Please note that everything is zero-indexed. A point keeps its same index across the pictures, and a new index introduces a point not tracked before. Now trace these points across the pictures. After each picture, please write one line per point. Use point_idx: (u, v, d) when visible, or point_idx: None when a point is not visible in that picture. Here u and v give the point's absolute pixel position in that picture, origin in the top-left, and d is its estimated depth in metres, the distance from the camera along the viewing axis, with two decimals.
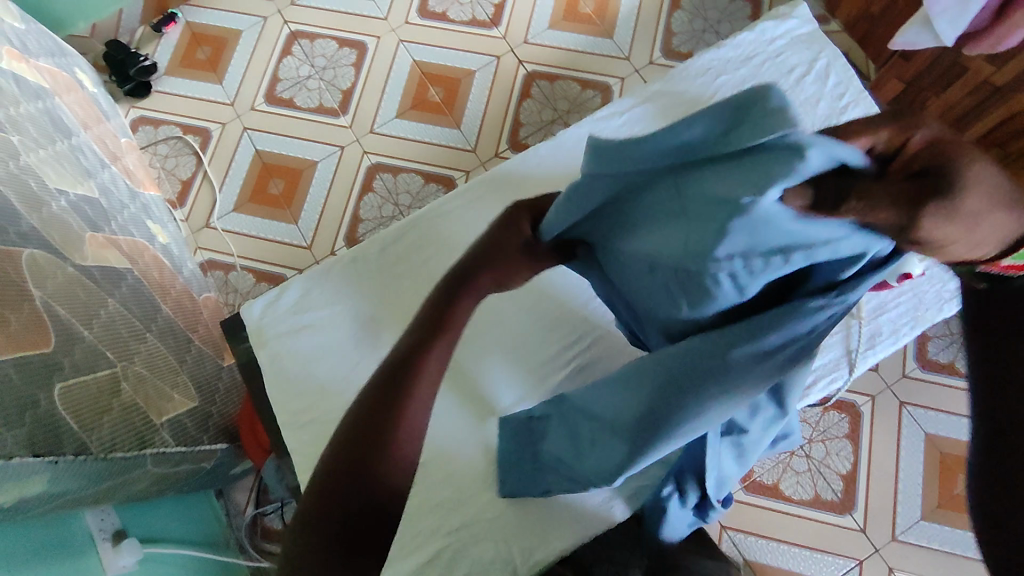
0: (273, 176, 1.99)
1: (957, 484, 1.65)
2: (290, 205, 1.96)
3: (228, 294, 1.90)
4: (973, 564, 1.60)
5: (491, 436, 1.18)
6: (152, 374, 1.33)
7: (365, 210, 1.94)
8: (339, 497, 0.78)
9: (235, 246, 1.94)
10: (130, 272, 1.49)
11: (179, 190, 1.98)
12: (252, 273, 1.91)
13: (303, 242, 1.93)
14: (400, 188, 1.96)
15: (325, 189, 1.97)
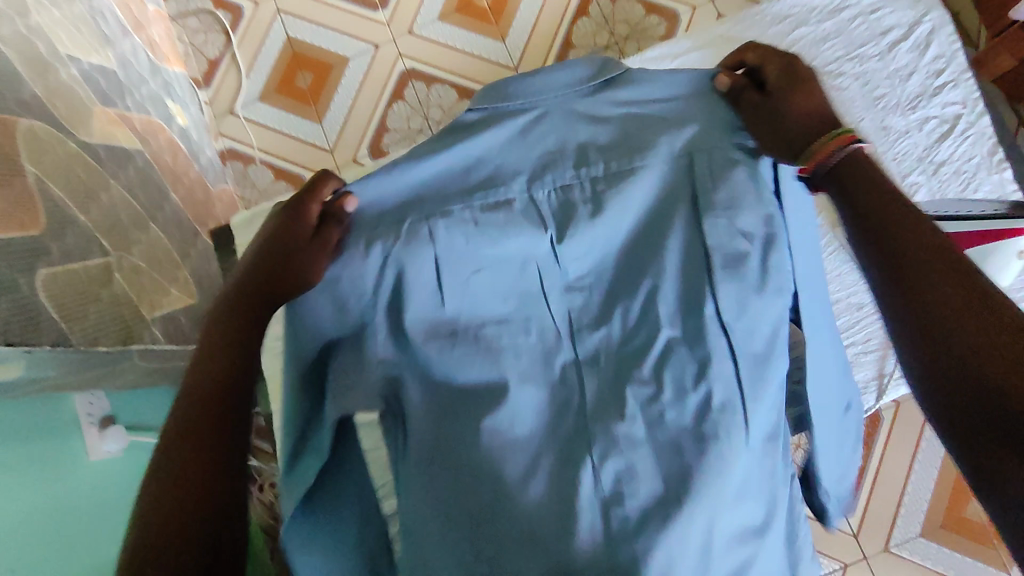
0: (302, 69, 1.87)
1: (966, 508, 1.58)
2: (317, 101, 1.86)
3: (245, 188, 1.83)
4: None
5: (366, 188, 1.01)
6: (150, 267, 1.28)
7: (393, 119, 1.84)
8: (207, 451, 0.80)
9: (256, 138, 1.85)
10: (141, 155, 1.41)
11: (205, 69, 1.87)
12: (271, 169, 1.84)
13: (326, 144, 1.84)
14: (432, 102, 1.84)
15: (354, 90, 1.86)
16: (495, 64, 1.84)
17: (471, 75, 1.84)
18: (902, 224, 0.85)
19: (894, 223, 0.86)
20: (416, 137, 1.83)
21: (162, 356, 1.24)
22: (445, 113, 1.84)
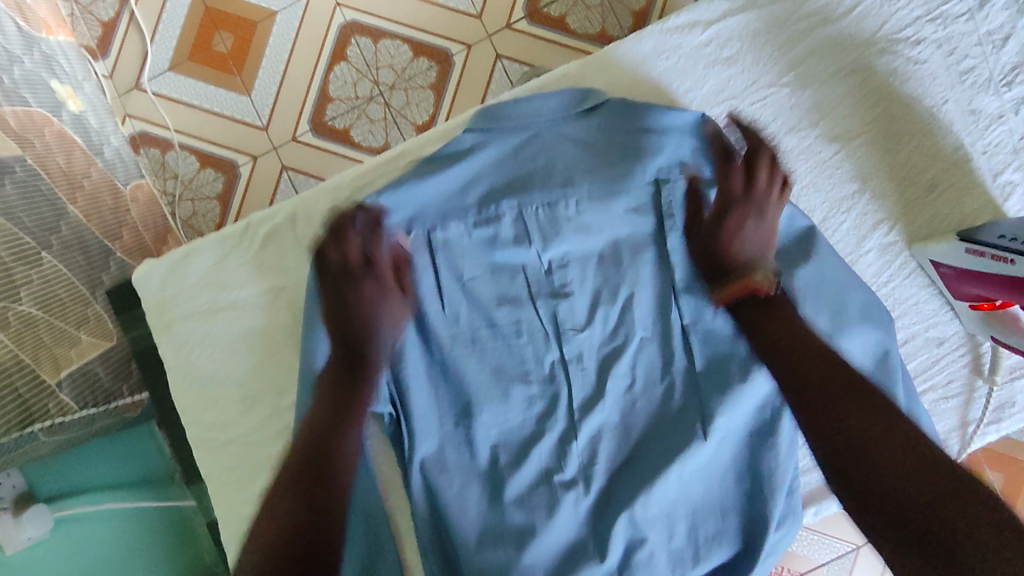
0: (219, 27, 1.48)
1: None
2: (242, 69, 1.49)
3: (166, 180, 1.47)
4: None
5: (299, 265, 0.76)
6: (51, 316, 0.94)
7: (335, 85, 1.49)
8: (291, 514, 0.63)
9: (172, 117, 1.48)
10: (22, 163, 0.94)
11: (100, 34, 1.46)
12: (195, 154, 1.48)
13: (258, 121, 1.48)
14: (381, 60, 1.49)
15: (286, 50, 1.49)
16: (453, 11, 1.49)
17: (426, 26, 1.49)
18: (815, 370, 0.65)
19: (797, 365, 0.66)
20: (363, 108, 1.49)
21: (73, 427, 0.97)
22: (397, 76, 1.50)
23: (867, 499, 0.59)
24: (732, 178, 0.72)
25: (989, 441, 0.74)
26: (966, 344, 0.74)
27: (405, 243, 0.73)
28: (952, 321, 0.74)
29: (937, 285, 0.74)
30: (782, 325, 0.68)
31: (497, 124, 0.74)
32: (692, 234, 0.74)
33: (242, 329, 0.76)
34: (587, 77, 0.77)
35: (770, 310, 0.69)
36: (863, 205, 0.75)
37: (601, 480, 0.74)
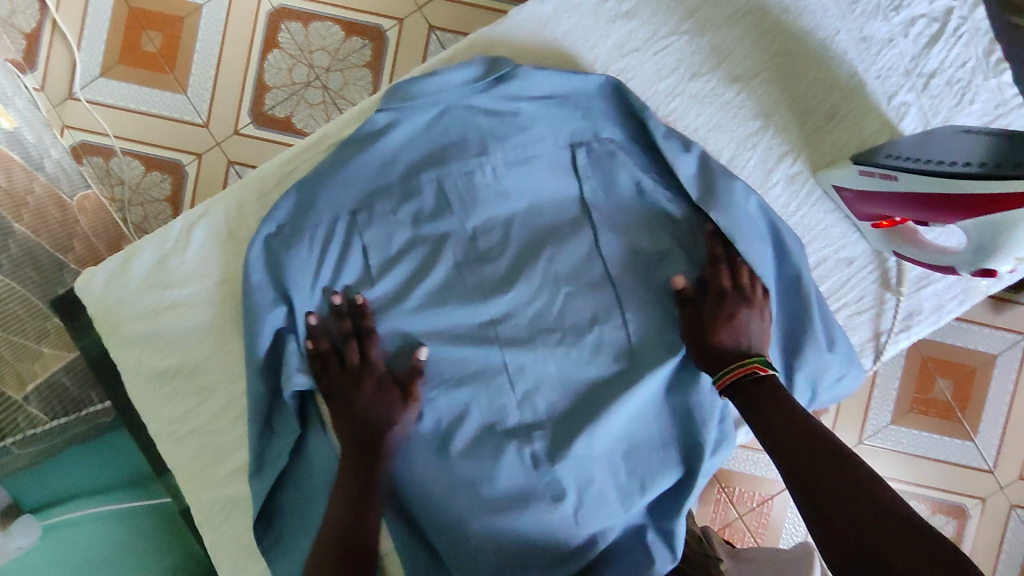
0: (145, 27, 1.46)
1: (934, 388, 1.54)
2: (175, 68, 1.47)
3: (114, 187, 1.46)
4: (937, 468, 1.54)
5: (231, 256, 0.78)
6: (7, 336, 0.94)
7: (270, 74, 1.48)
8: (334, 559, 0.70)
9: (110, 124, 1.46)
10: None
11: (24, 46, 1.43)
12: (138, 159, 1.47)
13: (197, 118, 1.47)
14: (314, 44, 1.49)
15: (216, 44, 1.48)
16: None
17: (354, 5, 1.48)
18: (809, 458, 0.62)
19: (786, 442, 0.64)
20: (302, 94, 1.48)
21: (44, 438, 1.01)
22: (332, 58, 1.49)
23: (835, 533, 0.57)
24: (742, 277, 0.74)
25: (902, 348, 0.79)
26: (873, 261, 0.79)
27: (334, 227, 0.76)
28: (858, 241, 0.79)
29: (842, 210, 0.78)
30: (772, 402, 0.67)
31: (407, 102, 0.75)
32: (695, 311, 0.75)
33: (186, 324, 0.78)
34: (493, 45, 0.78)
35: (767, 394, 0.68)
36: (767, 141, 0.79)
37: (545, 427, 0.79)
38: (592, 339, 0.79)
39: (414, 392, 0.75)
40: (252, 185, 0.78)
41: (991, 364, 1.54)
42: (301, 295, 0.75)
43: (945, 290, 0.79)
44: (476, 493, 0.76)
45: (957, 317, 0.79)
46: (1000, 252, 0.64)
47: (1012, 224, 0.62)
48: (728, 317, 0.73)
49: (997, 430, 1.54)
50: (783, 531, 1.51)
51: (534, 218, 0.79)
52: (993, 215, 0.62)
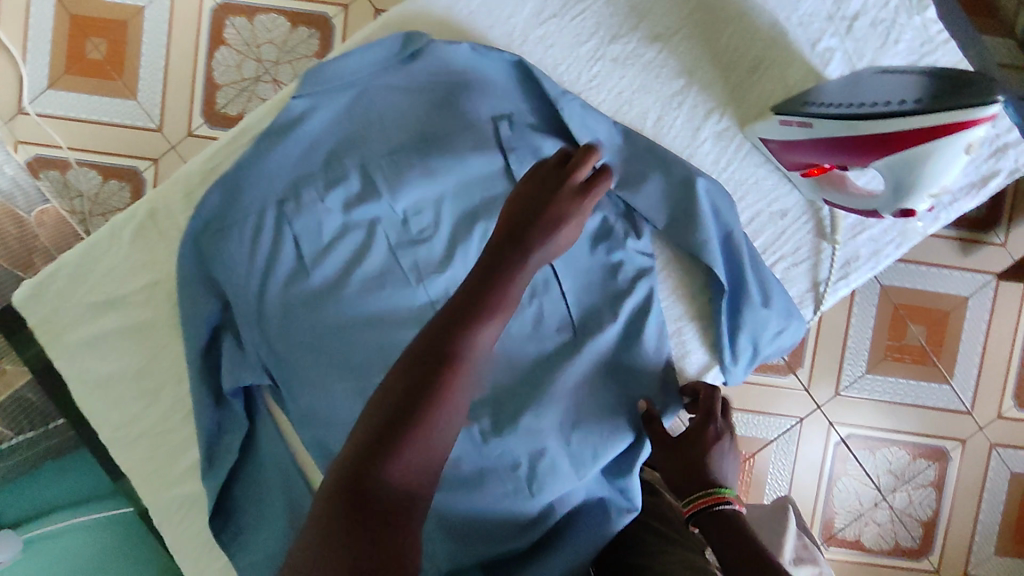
0: (89, 34, 1.41)
1: (908, 334, 1.53)
2: (122, 73, 1.43)
3: (72, 200, 1.41)
4: (915, 413, 1.54)
5: (166, 256, 0.79)
6: None
7: (219, 72, 1.44)
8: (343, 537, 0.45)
9: (61, 135, 1.41)
10: None
11: None
12: (95, 169, 1.42)
13: (151, 123, 1.43)
14: (260, 37, 1.45)
15: (162, 45, 1.43)
16: None
17: None
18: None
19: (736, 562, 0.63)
20: (255, 90, 1.44)
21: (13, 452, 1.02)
22: (281, 51, 1.46)
23: None
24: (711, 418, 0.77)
25: (843, 296, 0.79)
26: (807, 211, 0.79)
27: (261, 220, 0.76)
28: (792, 192, 0.79)
29: (771, 161, 0.78)
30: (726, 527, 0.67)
31: (322, 86, 0.74)
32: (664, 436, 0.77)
33: (127, 328, 0.79)
34: (409, 22, 0.77)
35: (723, 522, 0.68)
36: (693, 98, 0.78)
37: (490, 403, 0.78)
38: (532, 311, 0.79)
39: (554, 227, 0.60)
40: (180, 184, 0.78)
41: (963, 307, 1.52)
42: (234, 293, 0.76)
43: (880, 234, 0.79)
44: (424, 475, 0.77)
45: (895, 261, 0.79)
46: (917, 190, 0.65)
47: (923, 161, 0.63)
48: (707, 442, 0.75)
49: (973, 371, 1.53)
50: (766, 487, 1.52)
51: (467, 194, 0.79)
52: (905, 153, 0.63)
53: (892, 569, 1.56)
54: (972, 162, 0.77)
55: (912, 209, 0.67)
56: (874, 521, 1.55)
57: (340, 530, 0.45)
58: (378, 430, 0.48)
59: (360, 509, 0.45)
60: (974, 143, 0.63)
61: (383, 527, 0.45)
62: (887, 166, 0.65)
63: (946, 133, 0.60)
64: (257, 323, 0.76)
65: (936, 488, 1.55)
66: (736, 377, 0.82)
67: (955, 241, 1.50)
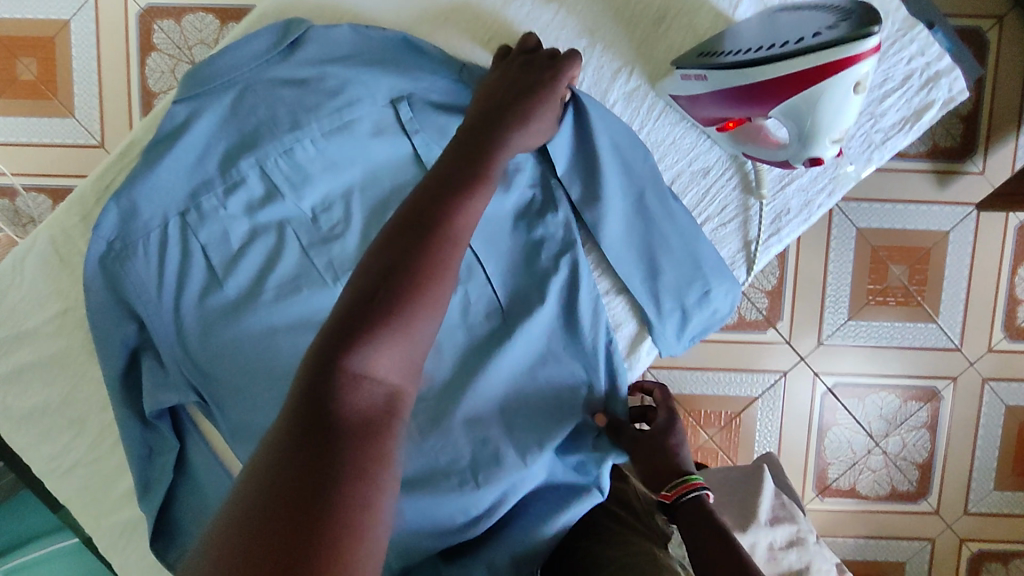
0: (18, 54, 1.28)
1: (889, 275, 1.44)
2: (56, 91, 1.30)
3: (25, 227, 1.33)
4: (907, 356, 1.47)
5: (71, 282, 0.76)
6: None
7: (153, 79, 1.29)
8: (298, 450, 0.39)
9: (3, 162, 1.31)
10: None
11: None
12: (44, 193, 1.33)
13: (93, 140, 1.32)
14: (190, 39, 1.29)
15: (90, 57, 1.29)
16: None
17: None
18: None
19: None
20: None
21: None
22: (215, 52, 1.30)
23: None
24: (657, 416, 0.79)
25: (775, 253, 0.76)
26: (730, 166, 0.75)
27: (166, 233, 0.69)
28: (713, 148, 0.75)
29: (687, 118, 0.74)
30: (700, 523, 0.69)
31: (201, 86, 0.67)
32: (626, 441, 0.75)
33: (45, 359, 0.77)
34: (287, 10, 0.73)
35: (699, 517, 0.70)
36: (597, 58, 0.73)
37: (427, 398, 0.71)
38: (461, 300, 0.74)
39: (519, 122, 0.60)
40: (73, 204, 0.75)
41: (945, 241, 1.43)
42: (146, 312, 0.68)
43: (808, 184, 0.74)
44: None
45: (828, 211, 0.75)
46: (820, 135, 0.61)
47: (817, 104, 0.59)
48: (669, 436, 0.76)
49: (960, 306, 1.45)
50: (754, 444, 1.49)
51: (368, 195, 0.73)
52: (796, 97, 0.60)
53: (890, 514, 1.52)
54: (901, 96, 0.72)
55: (820, 157, 0.63)
56: (868, 468, 1.50)
57: (298, 441, 0.39)
58: (339, 334, 0.43)
59: (320, 417, 0.40)
60: (865, 80, 0.58)
61: (349, 435, 0.40)
62: (783, 116, 0.62)
63: (830, 71, 0.57)
64: (178, 341, 0.69)
65: (930, 429, 1.49)
66: (673, 347, 0.79)
67: (928, 173, 1.39)
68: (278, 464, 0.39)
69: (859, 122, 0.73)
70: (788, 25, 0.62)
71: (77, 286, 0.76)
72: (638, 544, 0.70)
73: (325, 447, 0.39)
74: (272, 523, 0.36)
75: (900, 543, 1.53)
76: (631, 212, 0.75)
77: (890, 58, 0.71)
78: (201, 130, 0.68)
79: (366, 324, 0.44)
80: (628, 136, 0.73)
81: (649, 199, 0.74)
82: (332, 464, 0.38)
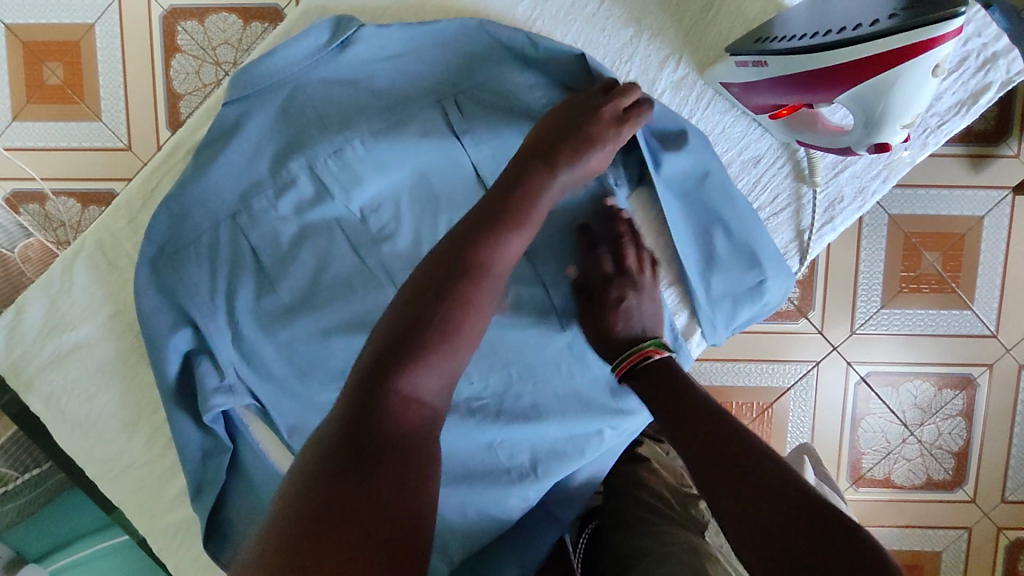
0: (43, 59, 1.28)
1: (922, 262, 1.42)
2: (83, 94, 1.29)
3: (56, 231, 1.33)
4: (941, 343, 1.45)
5: (121, 287, 0.76)
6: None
7: (179, 81, 1.29)
8: (351, 461, 0.41)
9: (33, 167, 1.31)
10: None
11: None
12: (73, 197, 1.33)
13: (120, 142, 1.32)
14: (215, 39, 1.28)
15: (116, 61, 1.28)
16: None
17: None
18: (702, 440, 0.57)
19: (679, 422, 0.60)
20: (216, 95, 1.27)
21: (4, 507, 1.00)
22: (238, 51, 1.29)
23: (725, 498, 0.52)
24: (625, 258, 0.74)
25: (829, 243, 0.76)
26: (782, 154, 0.74)
27: (219, 235, 0.71)
28: (763, 136, 0.74)
29: (737, 106, 0.73)
30: (671, 399, 0.62)
31: (253, 90, 0.68)
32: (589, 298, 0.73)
33: (95, 363, 0.77)
34: (328, 7, 0.72)
35: (662, 375, 0.65)
36: (643, 48, 0.72)
37: (486, 397, 0.74)
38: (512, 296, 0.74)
39: (601, 136, 0.61)
40: (122, 208, 0.75)
41: (979, 226, 1.41)
42: (200, 316, 0.70)
43: (863, 171, 0.73)
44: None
45: (883, 197, 0.74)
46: (889, 121, 0.60)
47: (889, 89, 0.58)
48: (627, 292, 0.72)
49: (995, 292, 1.43)
50: (787, 435, 1.48)
51: (420, 195, 0.73)
52: (866, 83, 0.58)
53: (927, 503, 1.50)
54: (957, 79, 0.71)
55: (887, 142, 0.62)
56: (903, 457, 1.48)
57: (345, 456, 0.42)
58: (388, 356, 0.45)
59: (368, 427, 0.43)
60: (944, 63, 0.57)
61: (395, 452, 0.42)
62: (852, 101, 0.61)
63: (907, 56, 0.55)
64: (235, 345, 0.71)
65: (966, 417, 1.47)
66: (719, 338, 0.78)
67: (961, 158, 1.38)
68: (322, 479, 0.41)
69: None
70: (848, 8, 0.60)
71: (127, 290, 0.76)
72: (679, 534, 0.71)
73: (374, 465, 0.41)
74: (314, 538, 0.39)
75: (937, 532, 1.51)
76: (696, 197, 0.74)
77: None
78: (253, 134, 0.70)
79: (414, 348, 0.46)
80: (683, 123, 0.72)
81: (715, 185, 0.73)
82: (382, 483, 0.41)
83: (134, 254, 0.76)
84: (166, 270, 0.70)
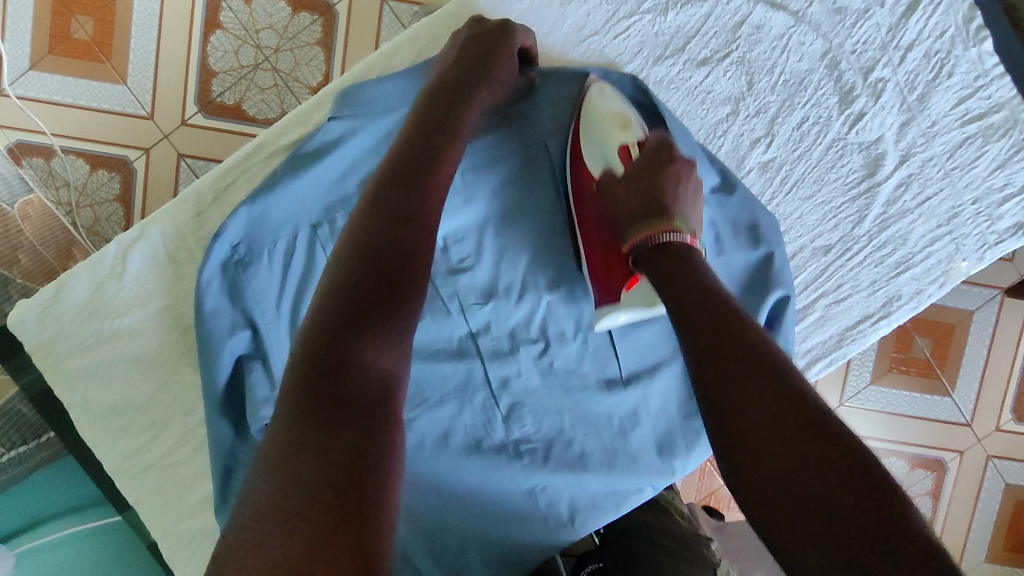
0: (74, 11, 1.15)
1: (913, 347, 1.50)
2: (111, 54, 1.17)
3: (57, 191, 1.19)
4: (919, 425, 1.51)
5: (175, 280, 0.74)
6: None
7: (216, 58, 1.18)
8: (329, 411, 0.45)
9: (44, 120, 1.17)
10: None
11: None
12: (83, 157, 1.19)
13: (141, 109, 1.19)
14: (259, 22, 1.18)
15: (150, 25, 1.17)
16: None
17: None
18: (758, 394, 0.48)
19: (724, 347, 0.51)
20: (252, 80, 1.19)
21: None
22: (281, 38, 1.19)
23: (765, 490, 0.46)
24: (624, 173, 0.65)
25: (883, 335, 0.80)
26: (852, 249, 0.77)
27: (293, 244, 0.70)
28: (837, 227, 0.77)
29: (818, 197, 0.76)
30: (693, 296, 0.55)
31: (364, 107, 0.70)
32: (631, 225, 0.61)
33: (134, 355, 0.74)
34: (439, 34, 0.73)
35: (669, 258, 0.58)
36: (738, 126, 0.75)
37: (535, 441, 0.75)
38: (576, 344, 0.76)
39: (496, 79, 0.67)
40: (189, 202, 0.73)
41: (969, 320, 1.49)
42: (265, 323, 0.70)
43: (921, 275, 0.78)
44: (470, 503, 0.73)
45: (937, 300, 0.78)
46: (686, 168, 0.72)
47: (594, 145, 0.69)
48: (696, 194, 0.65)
49: (974, 383, 1.51)
50: None
51: (500, 234, 0.74)
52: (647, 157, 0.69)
53: None
54: (1017, 204, 0.76)
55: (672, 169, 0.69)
56: None
57: (305, 433, 0.44)
58: (327, 330, 0.47)
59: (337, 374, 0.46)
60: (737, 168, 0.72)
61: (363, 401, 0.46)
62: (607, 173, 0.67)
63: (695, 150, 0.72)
64: None
65: (933, 497, 1.53)
66: None
67: None
68: (302, 438, 0.44)
69: (977, 221, 0.76)
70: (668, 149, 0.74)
71: (183, 284, 0.74)
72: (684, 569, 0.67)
73: (340, 434, 0.44)
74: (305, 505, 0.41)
75: None
76: None
77: (1012, 165, 0.75)
78: (353, 151, 0.71)
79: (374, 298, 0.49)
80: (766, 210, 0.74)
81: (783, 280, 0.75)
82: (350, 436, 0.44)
83: (195, 248, 0.74)
84: (236, 271, 0.69)
